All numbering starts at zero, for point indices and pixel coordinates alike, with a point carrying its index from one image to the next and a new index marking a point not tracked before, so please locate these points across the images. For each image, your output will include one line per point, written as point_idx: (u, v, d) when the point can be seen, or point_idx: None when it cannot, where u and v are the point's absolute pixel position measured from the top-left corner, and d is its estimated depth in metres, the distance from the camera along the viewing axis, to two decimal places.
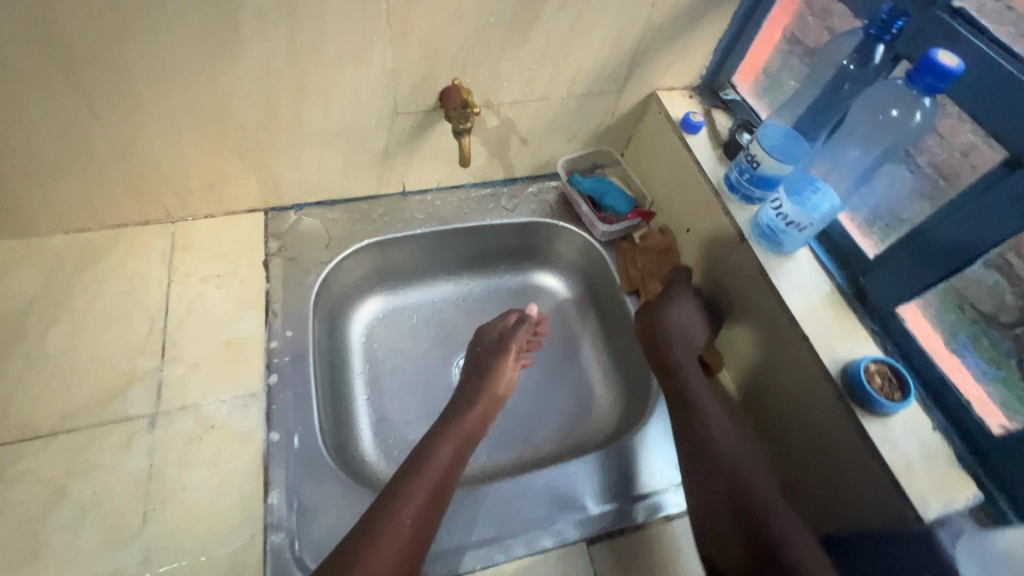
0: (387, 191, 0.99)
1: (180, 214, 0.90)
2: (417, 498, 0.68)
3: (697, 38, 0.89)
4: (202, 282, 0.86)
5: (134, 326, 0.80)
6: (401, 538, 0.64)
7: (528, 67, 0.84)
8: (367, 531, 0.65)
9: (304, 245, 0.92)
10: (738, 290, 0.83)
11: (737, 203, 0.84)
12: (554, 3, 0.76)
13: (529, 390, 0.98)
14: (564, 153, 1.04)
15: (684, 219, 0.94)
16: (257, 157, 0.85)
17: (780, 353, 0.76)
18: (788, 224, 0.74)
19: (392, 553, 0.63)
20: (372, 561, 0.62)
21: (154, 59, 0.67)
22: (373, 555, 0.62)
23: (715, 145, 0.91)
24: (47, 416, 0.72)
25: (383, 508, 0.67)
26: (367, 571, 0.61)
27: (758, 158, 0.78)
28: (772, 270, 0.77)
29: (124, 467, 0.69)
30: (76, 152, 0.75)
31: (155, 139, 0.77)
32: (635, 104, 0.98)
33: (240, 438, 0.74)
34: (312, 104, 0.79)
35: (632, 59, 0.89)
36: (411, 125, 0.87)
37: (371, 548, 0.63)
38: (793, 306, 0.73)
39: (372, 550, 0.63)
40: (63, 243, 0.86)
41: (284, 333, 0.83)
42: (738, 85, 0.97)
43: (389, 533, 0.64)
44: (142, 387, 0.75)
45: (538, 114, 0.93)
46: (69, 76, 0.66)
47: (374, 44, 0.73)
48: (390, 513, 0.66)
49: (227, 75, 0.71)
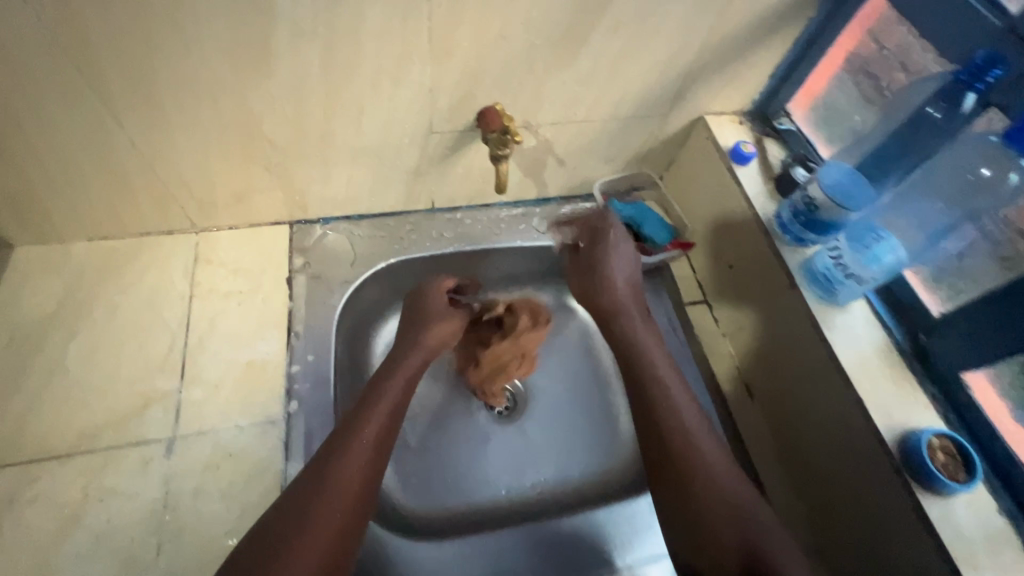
0: (416, 207, 0.95)
1: (205, 224, 0.87)
2: (370, 441, 0.65)
3: (753, 62, 0.83)
4: (224, 297, 0.84)
5: (154, 342, 0.78)
6: (357, 477, 0.62)
7: (571, 88, 0.79)
8: (316, 473, 0.61)
9: (329, 262, 0.89)
10: (784, 338, 0.78)
11: (787, 245, 0.78)
12: (605, 25, 0.71)
13: (553, 420, 0.95)
14: (602, 174, 1.00)
15: (727, 254, 0.89)
16: (285, 172, 0.82)
17: (825, 413, 0.72)
18: (848, 276, 0.70)
19: (350, 489, 0.61)
20: (332, 500, 0.59)
21: (181, 73, 0.64)
22: (330, 497, 0.59)
23: (766, 179, 0.85)
24: (64, 435, 0.70)
25: (336, 446, 0.63)
26: (331, 511, 0.58)
27: (817, 202, 0.73)
28: (825, 322, 0.72)
29: (139, 494, 0.68)
30: (101, 163, 0.73)
31: (181, 152, 0.74)
32: (680, 127, 0.93)
33: (256, 469, 0.71)
34: (343, 121, 0.75)
35: (682, 82, 0.83)
36: (445, 144, 0.83)
37: (327, 490, 0.59)
38: (847, 364, 0.69)
39: (332, 493, 0.60)
40: (87, 251, 0.84)
41: (305, 356, 0.80)
42: (794, 113, 0.91)
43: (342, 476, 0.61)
44: (160, 409, 0.74)
45: (577, 135, 0.88)
46: (94, 88, 0.63)
47: (413, 63, 0.69)
48: (343, 452, 0.63)
49: (258, 91, 0.68)
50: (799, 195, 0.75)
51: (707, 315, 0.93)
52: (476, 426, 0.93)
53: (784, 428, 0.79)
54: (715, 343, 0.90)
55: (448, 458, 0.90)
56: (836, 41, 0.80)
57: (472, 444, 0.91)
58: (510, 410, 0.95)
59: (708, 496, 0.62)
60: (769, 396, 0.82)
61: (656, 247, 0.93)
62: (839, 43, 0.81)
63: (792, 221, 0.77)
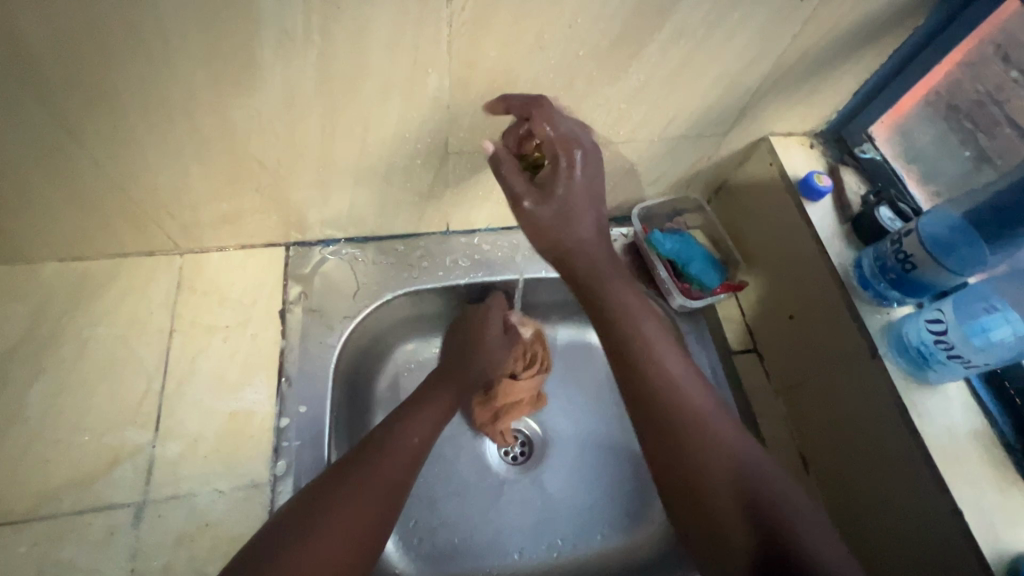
0: (429, 230, 0.84)
1: (189, 246, 0.77)
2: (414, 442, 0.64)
3: (836, 76, 0.69)
4: (209, 333, 0.74)
5: (128, 386, 0.69)
6: (393, 476, 0.59)
7: (617, 106, 0.66)
8: (349, 467, 0.58)
9: (329, 293, 0.79)
10: (857, 414, 0.66)
11: (868, 303, 0.66)
12: (664, 33, 0.57)
13: (574, 473, 0.84)
14: (643, 199, 0.86)
15: (787, 302, 0.76)
16: (278, 194, 0.70)
17: (909, 511, 0.60)
18: (948, 354, 0.58)
19: (379, 490, 0.57)
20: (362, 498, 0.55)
21: (148, 87, 0.52)
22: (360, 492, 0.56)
23: (842, 218, 0.73)
24: (23, 496, 0.62)
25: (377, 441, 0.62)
26: (358, 510, 0.54)
27: (913, 258, 0.61)
28: (913, 406, 0.60)
29: (102, 570, 0.60)
30: (63, 184, 0.62)
31: (155, 172, 0.63)
32: (739, 149, 0.79)
33: (236, 544, 0.62)
34: (346, 140, 0.64)
35: (749, 100, 0.70)
36: (464, 165, 0.71)
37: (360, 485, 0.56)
38: (939, 461, 0.57)
39: (363, 492, 0.56)
40: (55, 274, 0.74)
41: (297, 407, 0.70)
42: (878, 135, 0.76)
43: (381, 473, 0.58)
44: (131, 467, 0.65)
45: (619, 156, 0.75)
46: (43, 103, 0.52)
47: (428, 77, 0.57)
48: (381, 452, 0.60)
49: (241, 106, 0.57)
50: (891, 246, 0.64)
51: (757, 367, 0.80)
52: (488, 476, 0.82)
53: (847, 514, 0.68)
54: (766, 401, 0.78)
55: (455, 514, 0.78)
56: (948, 61, 0.66)
57: (483, 497, 0.80)
58: (526, 457, 0.84)
59: (705, 466, 0.56)
60: (830, 474, 0.71)
61: (703, 290, 0.81)
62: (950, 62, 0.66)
63: (877, 276, 0.65)
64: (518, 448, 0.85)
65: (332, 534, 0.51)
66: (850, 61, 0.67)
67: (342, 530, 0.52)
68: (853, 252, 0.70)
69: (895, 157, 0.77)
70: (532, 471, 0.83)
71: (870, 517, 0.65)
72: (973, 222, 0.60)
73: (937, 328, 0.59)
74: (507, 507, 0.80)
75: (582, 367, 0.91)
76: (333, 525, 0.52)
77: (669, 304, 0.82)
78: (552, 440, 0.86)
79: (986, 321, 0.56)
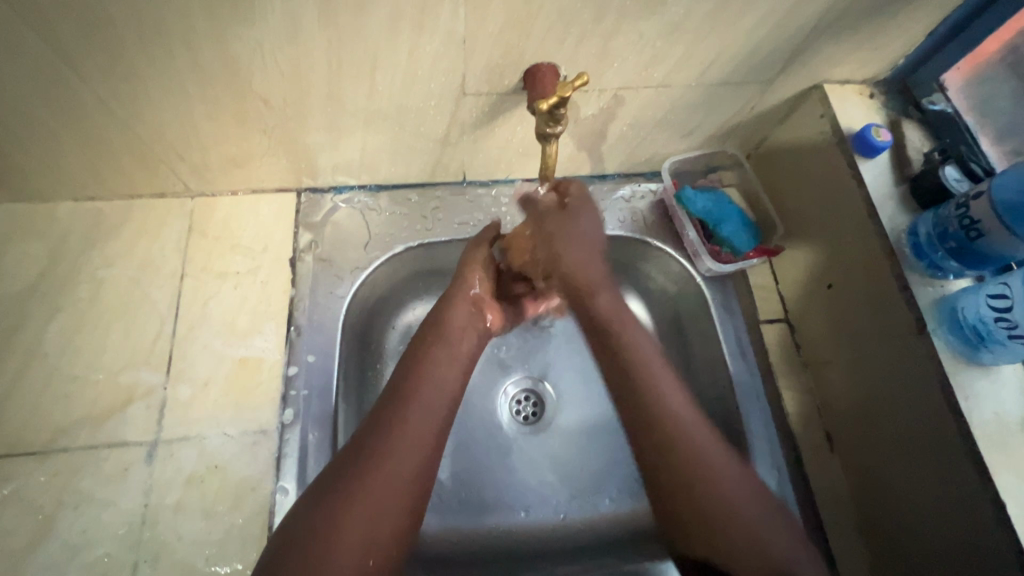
0: (443, 179, 0.79)
1: (201, 188, 0.75)
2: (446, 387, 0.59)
3: (909, 13, 0.60)
4: (219, 279, 0.73)
5: (142, 327, 0.70)
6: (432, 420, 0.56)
7: (653, 45, 0.59)
8: (364, 445, 0.52)
9: (339, 243, 0.76)
10: (898, 397, 0.61)
11: (920, 274, 0.59)
12: None
13: (586, 436, 0.81)
14: (674, 153, 0.80)
15: (826, 269, 0.70)
16: (286, 137, 0.67)
17: (943, 499, 0.56)
18: (1009, 334, 0.52)
19: (421, 440, 0.54)
20: (376, 485, 0.50)
21: (137, 12, 0.49)
22: (387, 482, 0.50)
23: (898, 179, 0.65)
24: (42, 428, 0.64)
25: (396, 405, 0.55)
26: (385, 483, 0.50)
27: (980, 225, 0.55)
28: (962, 390, 0.54)
29: (117, 504, 0.62)
30: (68, 120, 0.60)
31: (160, 109, 0.61)
32: (788, 97, 0.71)
33: (245, 487, 0.63)
34: (354, 78, 0.59)
35: (805, 39, 0.61)
36: (481, 109, 0.66)
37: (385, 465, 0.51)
38: (986, 451, 0.52)
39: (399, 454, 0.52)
40: (71, 213, 0.74)
41: (305, 357, 0.69)
42: (949, 83, 0.67)
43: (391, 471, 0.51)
44: (143, 407, 0.66)
45: (652, 103, 0.68)
46: (35, 30, 0.49)
47: (441, 7, 0.51)
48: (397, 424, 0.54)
49: (241, 39, 0.53)
50: (955, 210, 0.57)
51: (786, 339, 0.75)
52: (494, 433, 0.80)
53: (872, 496, 0.65)
54: (794, 375, 0.73)
55: (459, 466, 0.78)
56: None
57: (489, 452, 0.79)
58: (538, 418, 0.82)
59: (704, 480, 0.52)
60: (856, 454, 0.67)
61: (735, 254, 0.76)
62: None
63: (934, 244, 0.58)
64: (529, 408, 0.83)
65: (380, 491, 0.50)
66: None
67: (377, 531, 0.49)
68: (907, 217, 0.63)
69: (966, 110, 0.68)
70: (540, 432, 0.81)
71: (896, 500, 0.62)
72: None
73: (999, 304, 0.53)
74: (512, 464, 0.79)
75: None
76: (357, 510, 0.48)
77: (697, 268, 0.77)
78: (563, 404, 0.83)
79: None
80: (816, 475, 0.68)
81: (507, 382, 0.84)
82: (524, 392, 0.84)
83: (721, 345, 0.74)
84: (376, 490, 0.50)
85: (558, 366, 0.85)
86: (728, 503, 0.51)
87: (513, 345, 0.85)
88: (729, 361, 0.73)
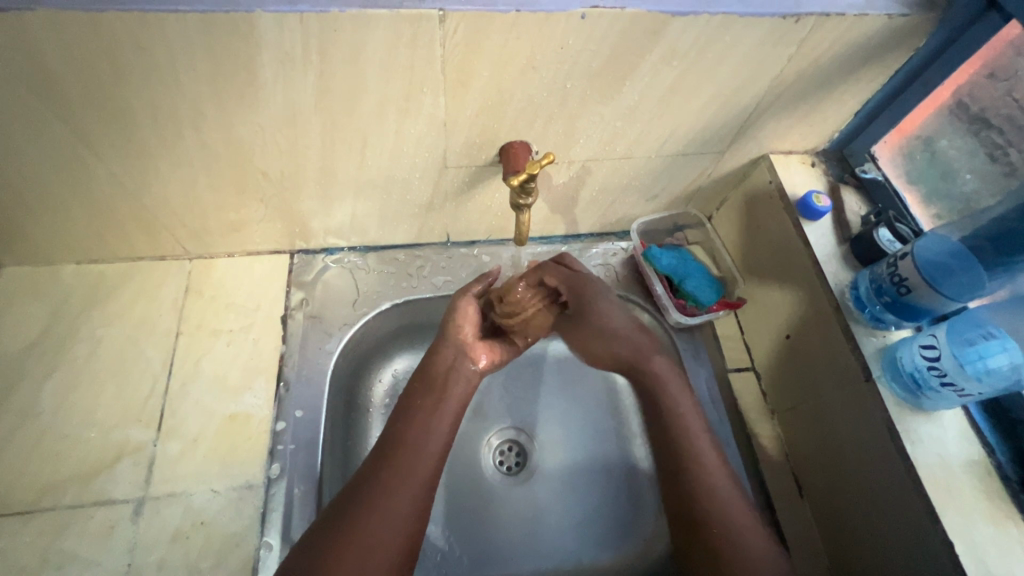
0: (428, 240, 0.85)
1: (200, 251, 0.80)
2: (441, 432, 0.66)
3: (836, 96, 0.69)
4: (213, 337, 0.76)
5: (135, 385, 0.72)
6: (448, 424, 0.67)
7: (612, 125, 0.67)
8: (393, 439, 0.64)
9: (329, 300, 0.81)
10: (853, 441, 0.65)
11: (864, 326, 0.65)
12: (656, 54, 0.58)
13: (567, 485, 0.83)
14: (642, 214, 0.87)
15: (784, 321, 0.75)
16: (282, 205, 0.73)
17: (899, 540, 0.59)
18: (941, 381, 0.56)
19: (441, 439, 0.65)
20: (375, 526, 0.57)
21: (156, 101, 0.55)
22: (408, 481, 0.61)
23: (840, 239, 0.72)
24: (30, 486, 0.65)
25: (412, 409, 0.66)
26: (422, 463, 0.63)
27: (908, 282, 0.61)
28: (907, 434, 0.59)
29: (99, 563, 0.62)
30: (80, 192, 0.66)
31: (167, 182, 0.66)
32: (740, 166, 0.79)
33: (228, 542, 0.64)
34: (346, 155, 0.66)
35: (747, 118, 0.70)
36: (461, 179, 0.72)
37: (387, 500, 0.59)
38: (932, 492, 0.56)
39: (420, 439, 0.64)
40: (73, 275, 0.78)
41: (294, 412, 0.72)
42: (879, 154, 0.76)
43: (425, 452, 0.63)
44: (131, 464, 0.67)
45: (617, 172, 0.76)
46: (61, 118, 0.56)
47: (423, 96, 0.59)
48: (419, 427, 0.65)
49: (244, 124, 0.59)
50: (887, 268, 0.63)
51: (754, 387, 0.80)
52: (483, 487, 0.82)
53: (840, 540, 0.67)
54: (762, 422, 0.77)
55: (444, 520, 0.78)
56: (947, 79, 0.65)
57: (482, 506, 0.81)
58: (521, 468, 0.84)
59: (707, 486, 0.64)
60: (822, 498, 0.70)
61: (700, 307, 0.81)
62: (948, 80, 0.66)
63: (872, 298, 0.64)
64: (513, 458, 0.85)
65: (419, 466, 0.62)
66: (849, 82, 0.67)
67: (388, 536, 0.57)
68: (850, 273, 0.69)
69: (897, 176, 0.76)
70: (528, 482, 0.83)
71: (860, 542, 0.64)
72: (971, 247, 0.59)
73: (930, 353, 0.57)
74: (509, 516, 0.81)
75: (584, 384, 0.90)
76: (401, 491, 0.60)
77: (667, 320, 0.82)
78: (549, 453, 0.86)
79: (981, 344, 0.55)
80: (787, 520, 0.71)
81: (491, 434, 0.86)
82: (508, 442, 0.86)
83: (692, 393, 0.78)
84: (413, 470, 0.62)
85: (542, 417, 0.88)
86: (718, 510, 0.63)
87: (497, 396, 0.89)
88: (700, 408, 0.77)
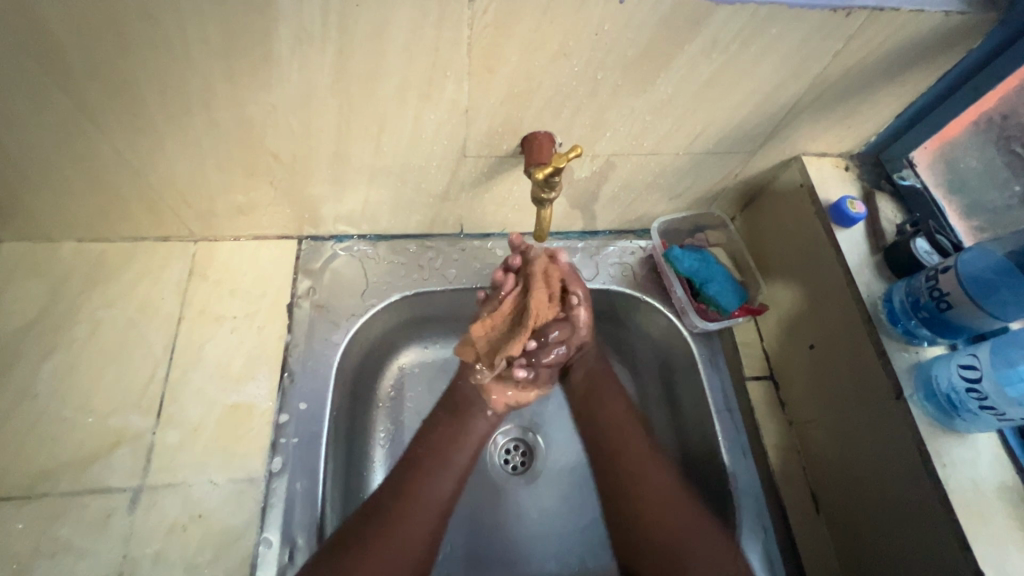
0: (441, 231, 0.82)
1: (205, 233, 0.77)
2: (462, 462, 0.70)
3: (877, 99, 0.65)
4: (216, 323, 0.74)
5: (135, 369, 0.70)
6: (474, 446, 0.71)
7: (642, 118, 0.63)
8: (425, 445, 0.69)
9: (337, 290, 0.78)
10: (877, 458, 0.62)
11: (896, 340, 0.62)
12: (696, 45, 0.55)
13: (571, 483, 0.81)
14: (664, 213, 0.83)
15: (808, 330, 0.73)
16: (292, 189, 0.70)
17: (924, 563, 0.57)
18: (981, 404, 0.54)
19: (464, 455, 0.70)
20: (385, 547, 0.60)
21: (162, 75, 0.52)
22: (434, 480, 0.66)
23: (873, 248, 0.68)
24: (25, 471, 0.63)
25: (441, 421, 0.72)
26: (448, 465, 0.68)
27: (949, 297, 0.58)
28: (940, 457, 0.56)
29: (95, 553, 0.60)
30: (82, 168, 0.63)
31: (173, 161, 0.63)
32: (769, 166, 0.76)
33: (228, 537, 0.62)
34: (361, 140, 0.63)
35: (783, 117, 0.66)
36: (480, 170, 0.69)
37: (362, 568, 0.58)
38: (964, 519, 0.54)
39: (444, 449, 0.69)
40: (74, 254, 0.75)
41: (297, 405, 0.70)
42: (918, 160, 0.72)
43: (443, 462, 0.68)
44: (129, 452, 0.65)
45: (641, 168, 0.72)
46: (63, 89, 0.53)
47: (446, 81, 0.55)
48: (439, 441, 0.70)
49: (256, 103, 0.56)
50: (926, 281, 0.60)
51: (772, 396, 0.77)
52: (489, 485, 0.80)
53: (857, 558, 0.65)
54: (780, 433, 0.75)
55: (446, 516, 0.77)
56: (1001, 84, 0.62)
57: (485, 503, 0.79)
58: (527, 467, 0.82)
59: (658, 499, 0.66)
60: (839, 514, 0.67)
61: (721, 313, 0.78)
62: (1000, 86, 0.62)
63: (907, 312, 0.61)
64: (518, 457, 0.83)
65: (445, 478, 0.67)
66: (893, 83, 0.63)
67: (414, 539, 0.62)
68: (882, 284, 0.66)
69: (936, 185, 0.73)
70: (535, 481, 0.81)
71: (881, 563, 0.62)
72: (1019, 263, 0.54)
73: (970, 374, 0.55)
74: (512, 513, 0.79)
75: None
76: (420, 503, 0.64)
77: (685, 323, 0.80)
78: (554, 452, 0.83)
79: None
80: (802, 536, 0.69)
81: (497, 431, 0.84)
82: (514, 440, 0.84)
83: (709, 401, 0.75)
84: (436, 480, 0.67)
85: (549, 416, 0.86)
86: (656, 510, 0.66)
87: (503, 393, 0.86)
88: (716, 417, 0.74)
